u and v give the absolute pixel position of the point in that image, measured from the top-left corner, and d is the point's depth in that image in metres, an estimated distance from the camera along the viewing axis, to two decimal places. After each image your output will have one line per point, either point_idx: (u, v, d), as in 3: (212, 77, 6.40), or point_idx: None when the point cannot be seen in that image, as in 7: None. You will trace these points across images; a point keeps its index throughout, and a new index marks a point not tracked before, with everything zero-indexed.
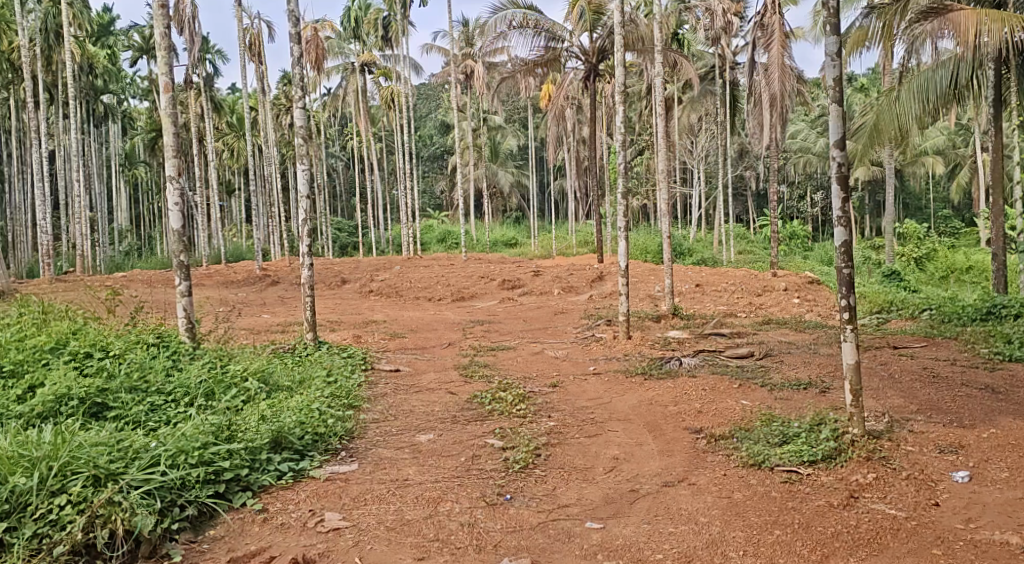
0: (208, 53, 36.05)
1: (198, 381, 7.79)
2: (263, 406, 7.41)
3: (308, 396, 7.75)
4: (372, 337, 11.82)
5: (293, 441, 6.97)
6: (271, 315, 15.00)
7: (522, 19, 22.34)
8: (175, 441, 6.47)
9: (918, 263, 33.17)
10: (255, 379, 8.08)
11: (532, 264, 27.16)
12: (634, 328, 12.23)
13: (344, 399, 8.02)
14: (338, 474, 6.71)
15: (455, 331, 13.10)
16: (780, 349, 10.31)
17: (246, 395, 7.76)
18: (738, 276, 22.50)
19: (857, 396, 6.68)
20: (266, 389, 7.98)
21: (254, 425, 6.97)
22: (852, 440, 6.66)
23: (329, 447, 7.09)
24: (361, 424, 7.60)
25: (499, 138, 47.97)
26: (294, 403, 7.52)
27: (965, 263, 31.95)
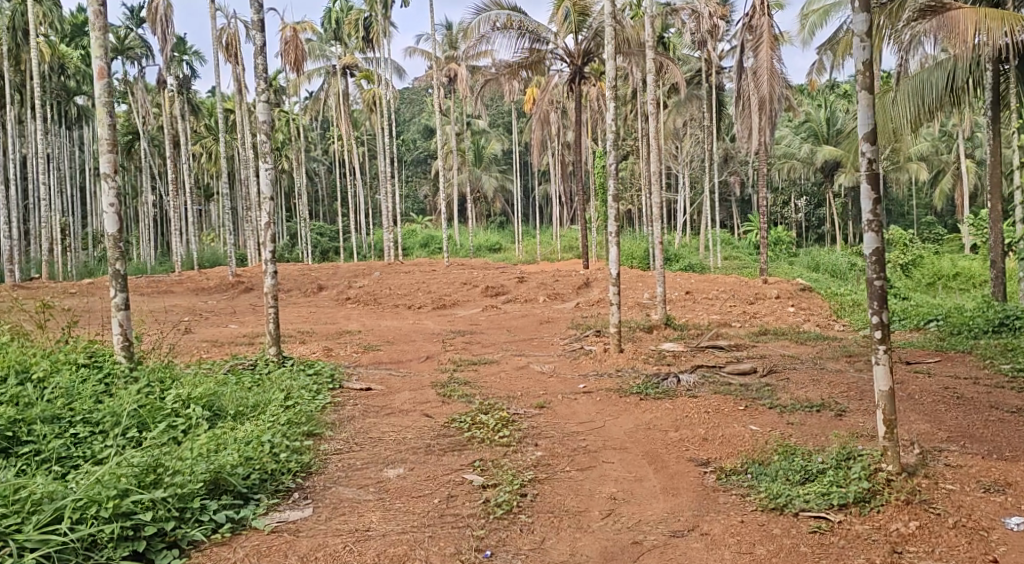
0: (185, 54, 35.09)
1: (132, 409, 6.99)
2: (204, 438, 6.58)
3: (260, 426, 6.90)
4: (344, 351, 11.00)
5: (235, 483, 6.12)
6: (239, 325, 14.16)
7: (506, 20, 21.69)
8: (86, 490, 5.67)
9: (904, 269, 32.73)
10: (199, 405, 7.25)
11: (516, 270, 26.39)
12: (625, 340, 11.45)
13: (303, 427, 7.17)
14: (287, 524, 5.87)
15: (433, 342, 12.30)
16: (784, 363, 9.56)
17: (186, 425, 6.94)
18: (728, 283, 21.78)
19: (890, 428, 5.96)
20: (212, 417, 7.14)
21: (190, 463, 6.13)
22: (886, 480, 5.91)
23: (280, 490, 6.25)
24: (321, 458, 6.77)
25: (483, 142, 47.21)
26: (241, 436, 6.68)
27: (952, 269, 31.51)
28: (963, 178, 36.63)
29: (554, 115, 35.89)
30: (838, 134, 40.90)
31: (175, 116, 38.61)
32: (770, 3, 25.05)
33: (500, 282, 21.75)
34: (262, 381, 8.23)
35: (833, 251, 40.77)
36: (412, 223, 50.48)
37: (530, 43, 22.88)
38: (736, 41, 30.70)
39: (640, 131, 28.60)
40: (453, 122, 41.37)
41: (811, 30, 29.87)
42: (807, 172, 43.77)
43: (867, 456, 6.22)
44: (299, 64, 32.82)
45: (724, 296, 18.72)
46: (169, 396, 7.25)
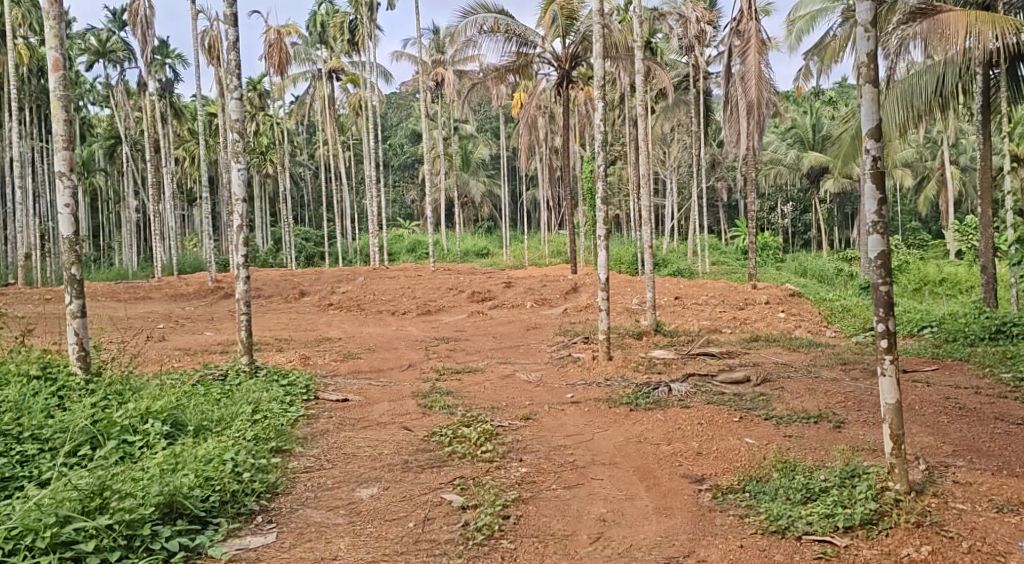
0: (168, 57, 34.66)
1: (86, 424, 6.64)
2: (161, 457, 6.21)
3: (224, 443, 6.52)
4: (322, 361, 10.62)
5: (190, 507, 5.75)
6: (216, 332, 13.76)
7: (493, 24, 21.48)
8: (23, 516, 5.34)
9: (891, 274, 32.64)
10: (161, 419, 6.88)
11: (504, 275, 26.11)
12: (614, 347, 11.12)
13: (271, 443, 6.80)
14: (246, 552, 5.49)
15: (416, 350, 11.93)
16: (778, 371, 9.25)
17: (145, 441, 6.58)
18: (718, 288, 21.53)
19: (898, 444, 5.67)
20: (173, 433, 6.78)
21: (142, 486, 5.76)
22: (895, 500, 5.59)
23: (242, 512, 5.88)
24: (289, 477, 6.41)
25: (470, 147, 46.88)
26: (202, 453, 6.30)
27: (939, 275, 31.44)
28: (949, 184, 36.61)
29: (541, 120, 35.65)
30: (824, 140, 40.85)
31: (158, 120, 38.12)
32: (758, 8, 24.84)
33: (487, 287, 21.40)
34: (231, 393, 7.86)
35: (821, 257, 40.67)
36: (398, 228, 50.12)
37: (517, 47, 22.56)
38: (723, 46, 30.54)
39: (627, 137, 28.36)
40: (439, 127, 41.08)
41: (798, 36, 29.73)
42: (794, 178, 43.68)
43: (871, 474, 5.90)
44: (283, 67, 32.44)
45: (713, 301, 18.43)
46: (128, 410, 6.89)
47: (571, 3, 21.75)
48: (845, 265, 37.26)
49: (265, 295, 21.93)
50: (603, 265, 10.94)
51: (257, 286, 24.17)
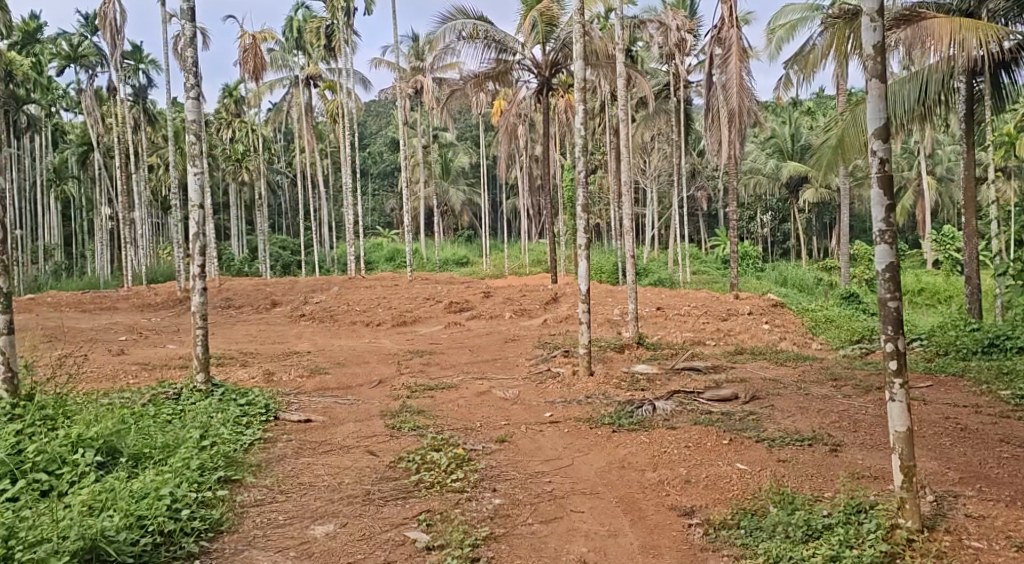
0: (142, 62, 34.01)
1: (11, 458, 6.13)
2: (88, 494, 5.68)
3: (163, 475, 5.99)
4: (288, 377, 10.08)
5: (116, 551, 5.20)
6: (180, 346, 13.17)
7: (472, 29, 21.08)
8: None
9: (869, 284, 32.56)
10: (95, 448, 6.35)
11: (482, 285, 25.66)
12: (596, 362, 10.64)
13: (218, 473, 6.26)
14: None
15: (388, 364, 11.40)
16: (767, 387, 8.82)
17: (75, 474, 6.05)
18: (700, 299, 21.15)
19: (908, 476, 5.33)
20: (108, 465, 6.25)
21: (61, 530, 5.23)
22: (906, 540, 5.22)
23: (177, 556, 5.33)
24: (235, 512, 5.87)
25: (450, 155, 46.46)
26: (135, 489, 5.76)
27: (918, 284, 31.38)
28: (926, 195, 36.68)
29: (521, 128, 35.31)
30: (803, 150, 40.81)
31: (132, 127, 37.40)
32: (738, 16, 24.60)
33: (465, 297, 20.91)
34: (183, 414, 7.33)
35: (800, 266, 40.57)
36: (376, 237, 49.54)
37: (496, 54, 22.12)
38: (703, 54, 30.36)
39: (607, 145, 28.03)
40: (419, 136, 40.64)
41: (778, 45, 29.58)
42: (773, 188, 43.60)
43: (877, 510, 5.49)
44: (259, 72, 31.86)
45: (696, 312, 18.01)
46: (59, 439, 6.36)
47: (551, 8, 21.37)
48: (825, 275, 37.15)
49: (235, 306, 21.33)
50: (585, 273, 10.45)
51: (228, 295, 23.54)
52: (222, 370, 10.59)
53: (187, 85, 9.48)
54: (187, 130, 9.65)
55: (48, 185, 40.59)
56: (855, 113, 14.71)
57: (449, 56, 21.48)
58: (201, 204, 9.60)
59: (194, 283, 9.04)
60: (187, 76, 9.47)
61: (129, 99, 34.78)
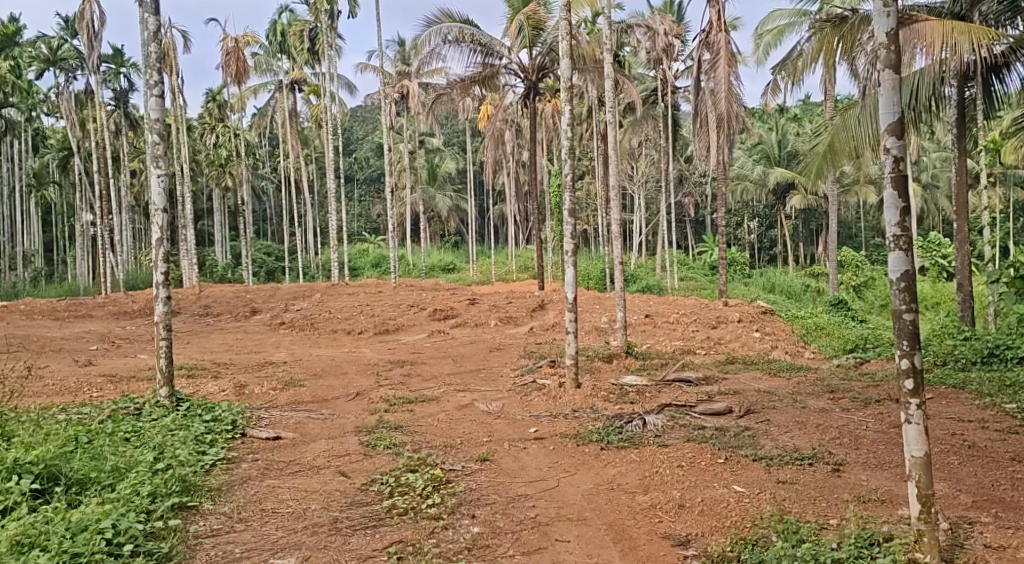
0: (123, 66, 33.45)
1: None
2: (22, 530, 5.27)
3: (107, 505, 5.60)
4: (262, 390, 9.66)
5: None
6: (152, 357, 12.70)
7: (458, 33, 20.71)
8: None
9: (857, 290, 32.41)
10: (36, 474, 5.96)
11: (468, 291, 25.23)
12: (582, 373, 10.26)
13: (171, 500, 5.87)
14: None
15: (367, 375, 10.98)
16: (762, 398, 8.46)
17: (11, 504, 5.66)
18: (689, 306, 20.76)
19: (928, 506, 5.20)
20: (48, 493, 5.86)
21: None
22: None
23: None
24: (188, 545, 5.49)
25: (437, 161, 46.04)
26: (74, 523, 5.36)
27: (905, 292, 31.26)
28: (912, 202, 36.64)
29: (508, 133, 34.97)
30: (790, 156, 40.66)
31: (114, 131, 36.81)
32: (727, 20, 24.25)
33: (449, 305, 20.48)
34: (140, 434, 6.94)
35: (788, 272, 40.38)
36: (362, 242, 49.07)
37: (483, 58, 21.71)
38: (691, 59, 30.08)
39: (594, 151, 27.67)
40: (404, 141, 40.22)
41: (766, 50, 29.35)
42: (760, 194, 43.39)
43: (893, 544, 5.31)
44: (241, 76, 31.34)
45: (685, 319, 17.65)
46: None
47: (537, 11, 21.22)
48: (813, 281, 36.94)
49: (214, 313, 20.84)
50: (571, 280, 10.07)
51: (208, 303, 23.05)
52: (193, 382, 10.16)
53: (150, 82, 9.07)
54: (149, 129, 9.20)
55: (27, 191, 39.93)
56: (844, 118, 14.31)
57: (434, 60, 21.10)
58: (165, 208, 9.11)
59: (156, 293, 8.65)
60: (150, 74, 9.06)
61: (110, 104, 34.23)
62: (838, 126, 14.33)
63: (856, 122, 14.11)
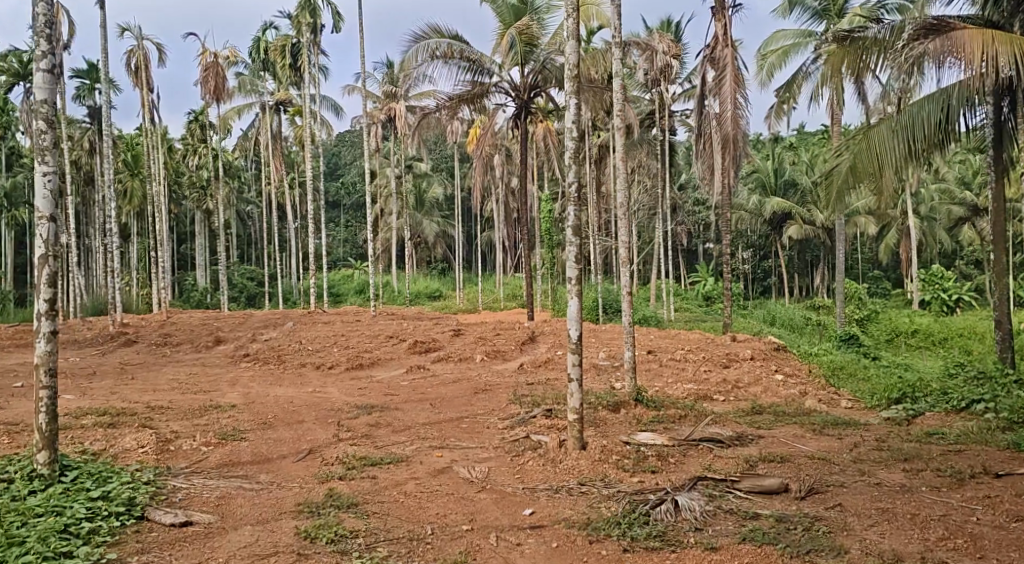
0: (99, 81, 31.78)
1: None
2: None
3: None
4: (190, 444, 7.89)
5: None
6: (78, 400, 10.84)
7: (446, 49, 19.09)
8: None
9: (861, 324, 30.78)
10: None
11: (454, 321, 23.28)
12: (586, 427, 8.49)
13: None
14: None
15: (324, 423, 9.15)
16: (814, 465, 6.87)
17: None
18: (694, 341, 18.86)
19: None
20: None
21: None
22: None
23: None
24: None
25: (425, 187, 44.09)
26: None
27: (910, 327, 29.77)
28: (912, 235, 35.15)
29: (497, 157, 33.30)
30: (786, 185, 39.19)
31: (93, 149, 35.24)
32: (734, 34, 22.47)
33: (432, 336, 18.65)
34: None
35: (786, 305, 38.67)
36: (346, 268, 47.12)
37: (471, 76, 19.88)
38: (690, 81, 28.50)
39: (588, 175, 25.96)
40: (392, 165, 38.34)
41: (769, 73, 27.74)
42: (753, 224, 41.86)
43: None
44: (220, 93, 29.52)
45: (692, 357, 15.79)
46: None
47: (530, 28, 19.47)
48: (813, 314, 35.37)
49: (172, 343, 18.93)
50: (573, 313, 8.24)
51: (168, 331, 21.10)
52: (110, 433, 8.37)
53: (37, 51, 7.43)
54: (35, 116, 7.46)
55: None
56: (867, 137, 12.78)
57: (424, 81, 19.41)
58: (51, 216, 7.36)
59: (38, 326, 7.09)
60: (39, 40, 7.45)
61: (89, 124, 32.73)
62: (859, 146, 12.80)
63: (881, 141, 12.56)
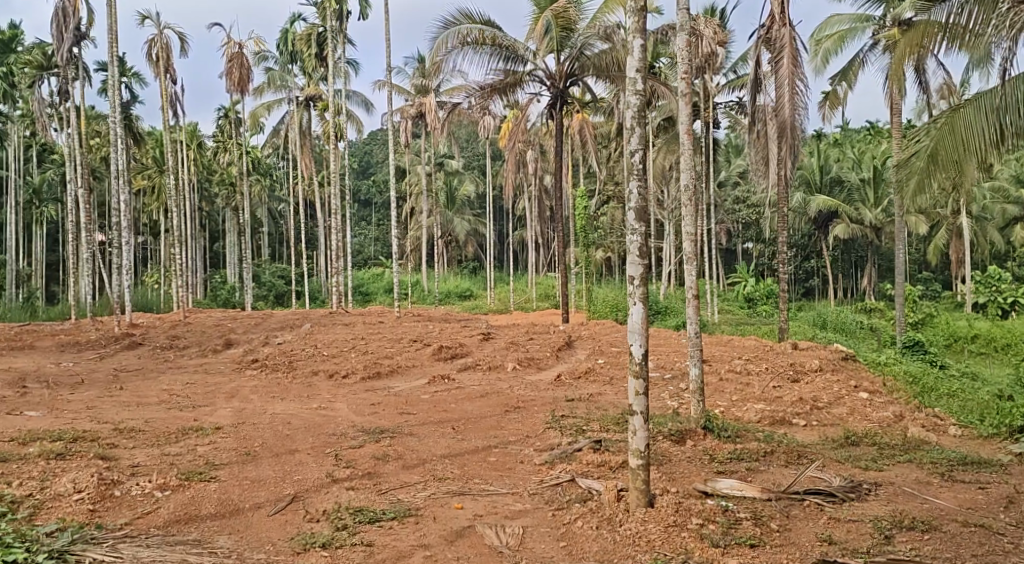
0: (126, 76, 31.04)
1: None
2: None
3: None
4: (139, 488, 6.29)
5: None
6: (39, 419, 9.16)
7: (478, 36, 17.34)
8: None
9: (916, 328, 28.66)
10: None
11: (484, 323, 21.53)
12: (649, 469, 6.86)
13: None
14: None
15: (318, 456, 7.38)
16: (982, 536, 5.82)
17: None
18: (752, 350, 16.96)
19: None
20: None
21: None
22: None
23: None
24: None
25: (457, 184, 42.35)
26: None
27: (969, 331, 27.44)
28: (967, 236, 32.67)
29: (529, 154, 31.61)
30: (832, 183, 36.84)
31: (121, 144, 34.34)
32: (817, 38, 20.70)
33: (458, 340, 16.92)
34: None
35: (836, 309, 36.39)
36: (375, 266, 45.65)
37: (502, 63, 17.99)
38: (735, 72, 26.47)
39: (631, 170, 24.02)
40: (422, 162, 36.59)
41: (823, 59, 25.59)
42: (799, 223, 39.69)
43: None
44: (244, 85, 27.96)
45: (754, 370, 13.79)
46: None
47: (567, 10, 17.52)
48: (864, 317, 33.27)
49: (177, 345, 17.24)
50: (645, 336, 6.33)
51: (177, 332, 19.52)
52: (50, 467, 6.74)
53: None
54: None
55: (23, 206, 37.22)
56: (953, 118, 9.23)
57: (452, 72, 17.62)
58: None
59: None
60: None
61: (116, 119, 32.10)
62: (942, 129, 9.24)
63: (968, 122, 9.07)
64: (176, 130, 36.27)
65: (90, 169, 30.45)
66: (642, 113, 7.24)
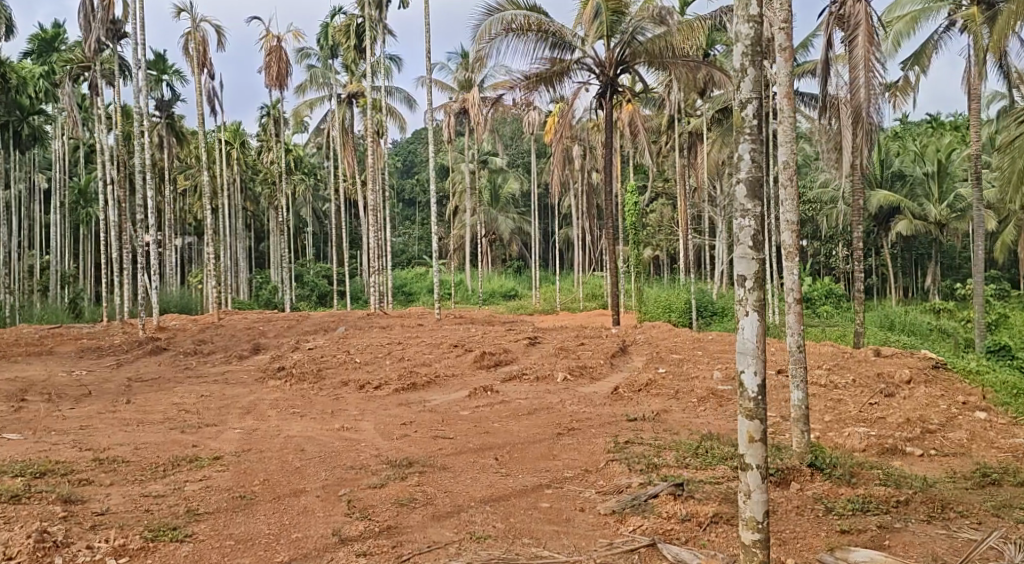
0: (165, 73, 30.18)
1: None
2: None
3: None
4: (87, 553, 5.17)
5: None
6: (18, 444, 7.89)
7: (523, 22, 15.76)
8: None
9: (993, 331, 26.38)
10: None
11: (530, 326, 19.90)
12: (773, 527, 5.85)
13: None
14: None
15: (327, 501, 6.01)
16: None
17: None
18: (832, 357, 15.14)
19: None
20: None
21: None
22: None
23: None
24: None
25: (501, 181, 40.84)
26: None
27: None
28: None
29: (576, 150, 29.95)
30: (895, 177, 34.52)
31: (160, 144, 33.43)
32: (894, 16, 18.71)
33: (504, 346, 15.41)
34: None
35: (904, 310, 34.02)
36: (417, 265, 44.34)
37: (549, 50, 16.32)
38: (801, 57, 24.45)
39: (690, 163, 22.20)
40: (467, 157, 34.97)
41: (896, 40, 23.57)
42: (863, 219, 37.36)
43: None
44: (282, 79, 26.75)
45: (840, 386, 12.04)
46: None
47: None
48: (935, 318, 30.95)
49: (201, 351, 15.93)
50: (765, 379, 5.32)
51: (206, 336, 18.28)
52: None
53: None
54: None
55: (66, 207, 36.66)
56: None
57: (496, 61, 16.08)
58: None
59: None
60: None
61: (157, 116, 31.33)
62: None
63: None
64: (218, 131, 35.26)
65: (131, 169, 29.77)
66: (759, 47, 5.57)
